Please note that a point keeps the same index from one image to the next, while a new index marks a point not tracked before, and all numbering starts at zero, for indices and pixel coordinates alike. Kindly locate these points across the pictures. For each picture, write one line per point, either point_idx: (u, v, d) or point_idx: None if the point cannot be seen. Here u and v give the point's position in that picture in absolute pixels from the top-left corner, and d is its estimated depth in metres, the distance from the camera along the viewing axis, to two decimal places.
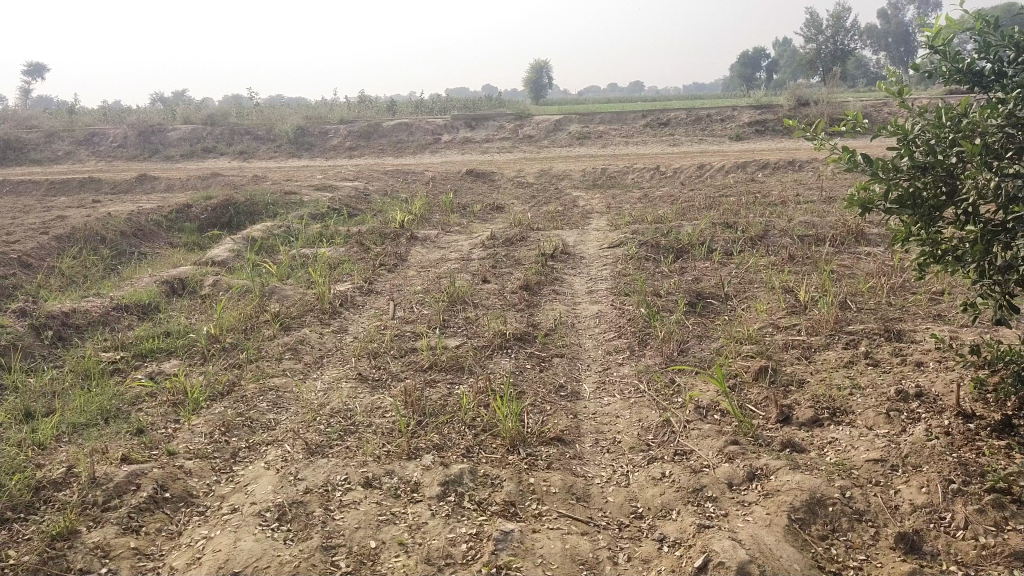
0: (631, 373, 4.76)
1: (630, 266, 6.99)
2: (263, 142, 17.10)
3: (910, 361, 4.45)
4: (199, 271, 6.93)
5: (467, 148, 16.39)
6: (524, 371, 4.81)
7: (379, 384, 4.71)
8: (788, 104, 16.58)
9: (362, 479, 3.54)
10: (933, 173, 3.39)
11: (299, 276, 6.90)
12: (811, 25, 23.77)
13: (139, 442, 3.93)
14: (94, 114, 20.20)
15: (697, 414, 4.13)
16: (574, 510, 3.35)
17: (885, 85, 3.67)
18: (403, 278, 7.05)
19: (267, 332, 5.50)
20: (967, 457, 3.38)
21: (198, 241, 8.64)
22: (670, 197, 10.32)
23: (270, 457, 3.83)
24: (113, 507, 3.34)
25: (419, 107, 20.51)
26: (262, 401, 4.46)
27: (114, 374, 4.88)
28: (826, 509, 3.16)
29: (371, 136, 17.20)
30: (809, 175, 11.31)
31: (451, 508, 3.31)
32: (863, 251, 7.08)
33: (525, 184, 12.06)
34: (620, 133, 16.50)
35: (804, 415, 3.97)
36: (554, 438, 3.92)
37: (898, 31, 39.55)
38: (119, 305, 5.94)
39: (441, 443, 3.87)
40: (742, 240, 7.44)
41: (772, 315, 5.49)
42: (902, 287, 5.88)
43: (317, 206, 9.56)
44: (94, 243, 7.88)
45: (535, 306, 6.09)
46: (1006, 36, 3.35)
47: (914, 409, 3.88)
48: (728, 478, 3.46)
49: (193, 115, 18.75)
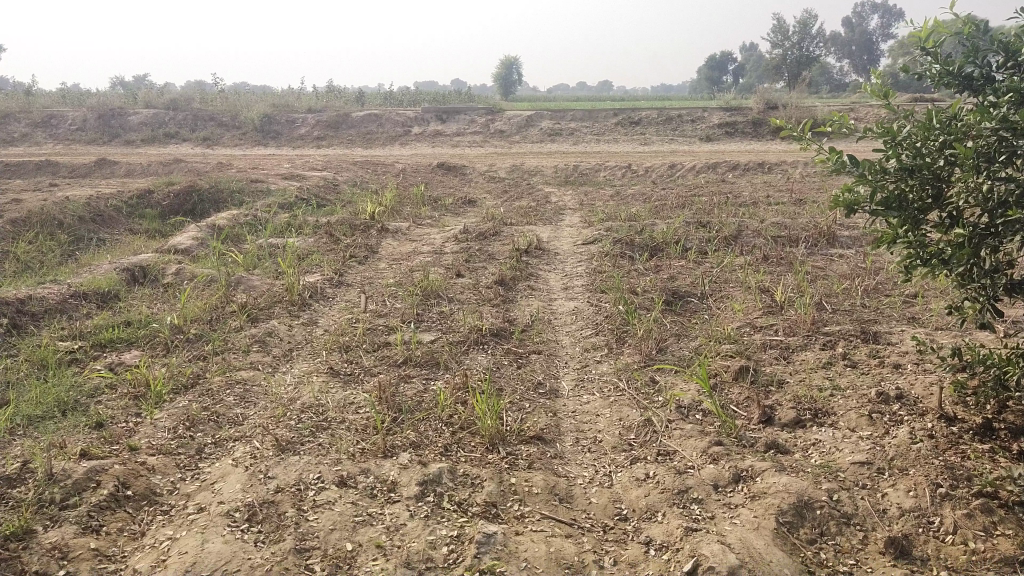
0: (610, 371, 4.68)
1: (605, 263, 6.92)
2: (228, 128, 16.69)
3: (888, 363, 4.45)
4: (162, 259, 6.68)
5: (438, 141, 16.19)
6: (502, 368, 4.70)
7: (351, 379, 4.55)
8: (757, 106, 16.70)
9: (336, 478, 3.39)
10: (920, 175, 3.34)
11: (267, 266, 6.69)
12: (779, 30, 24.02)
13: (99, 437, 3.73)
14: (51, 96, 19.53)
15: (678, 413, 4.06)
16: (557, 511, 3.25)
17: (870, 87, 3.59)
18: (374, 271, 6.88)
19: (233, 323, 5.30)
20: (952, 461, 3.38)
21: (161, 228, 8.34)
22: (643, 195, 10.28)
23: (238, 454, 3.66)
24: (72, 505, 3.14)
25: (388, 98, 20.23)
26: (228, 395, 4.27)
27: (71, 364, 4.65)
28: (814, 512, 3.12)
29: (340, 126, 16.89)
30: (779, 177, 11.37)
31: (430, 508, 3.18)
32: (836, 253, 7.11)
33: (496, 179, 11.93)
34: (591, 131, 16.45)
35: (787, 416, 3.93)
36: (533, 437, 3.83)
37: (862, 39, 40.24)
38: (77, 293, 5.68)
39: (418, 441, 3.74)
40: (717, 240, 7.42)
41: (749, 314, 5.46)
42: (876, 288, 5.90)
43: (284, 195, 9.31)
44: (51, 227, 7.55)
45: (510, 301, 5.99)
46: (995, 40, 3.33)
47: (896, 411, 3.86)
48: (714, 480, 3.40)
49: (155, 99, 18.21)
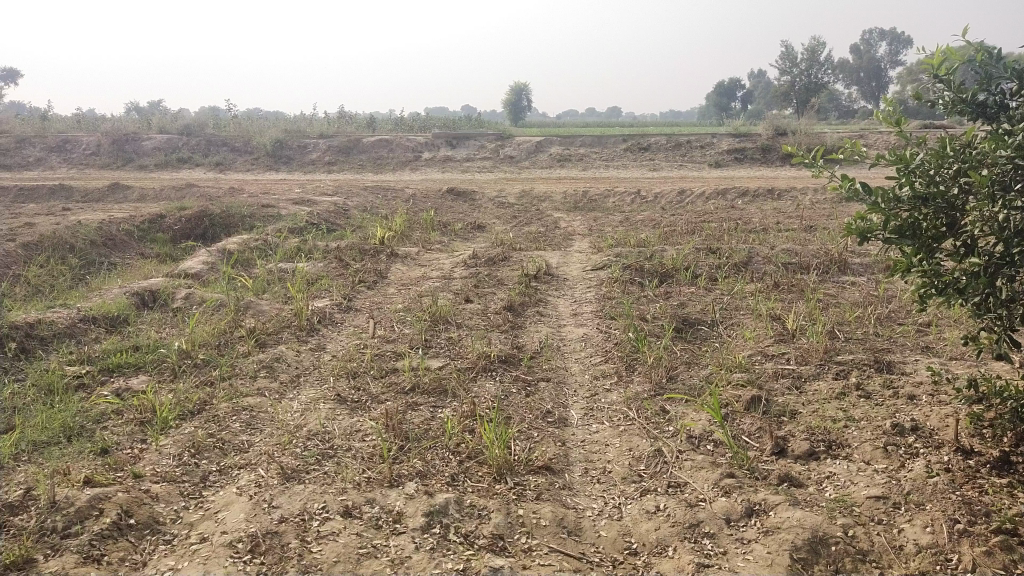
0: (620, 400, 4.62)
1: (615, 289, 6.88)
2: (240, 153, 16.85)
3: (902, 394, 4.38)
4: (171, 283, 6.70)
5: (448, 166, 16.27)
6: (510, 396, 4.65)
7: (358, 406, 4.51)
8: (766, 133, 16.71)
9: (341, 508, 3.35)
10: (934, 204, 3.29)
11: (276, 291, 6.70)
12: (787, 58, 24.13)
13: (104, 464, 3.71)
14: (68, 121, 19.82)
15: (689, 444, 4.00)
16: (566, 545, 3.19)
17: (882, 114, 3.55)
18: (382, 296, 6.87)
19: (241, 348, 5.28)
20: (970, 496, 3.31)
21: (171, 252, 8.38)
22: (652, 221, 10.26)
23: (242, 482, 3.62)
24: (74, 534, 3.10)
25: (399, 124, 20.39)
26: (234, 421, 4.24)
27: (78, 389, 4.63)
28: (829, 549, 3.05)
29: (350, 151, 17.02)
30: (788, 204, 11.34)
31: (436, 541, 3.13)
32: (847, 280, 7.06)
33: (506, 205, 11.95)
34: (600, 157, 16.50)
35: (800, 447, 3.86)
36: (542, 468, 3.77)
37: (871, 66, 40.40)
38: (86, 317, 5.69)
39: (424, 471, 3.70)
40: (727, 266, 7.37)
41: (760, 342, 5.40)
42: (889, 316, 5.83)
43: (295, 219, 9.35)
44: (63, 251, 7.59)
45: (519, 327, 5.95)
46: (1009, 67, 3.29)
47: (911, 443, 3.79)
48: (726, 513, 3.33)
49: (169, 124, 18.43)
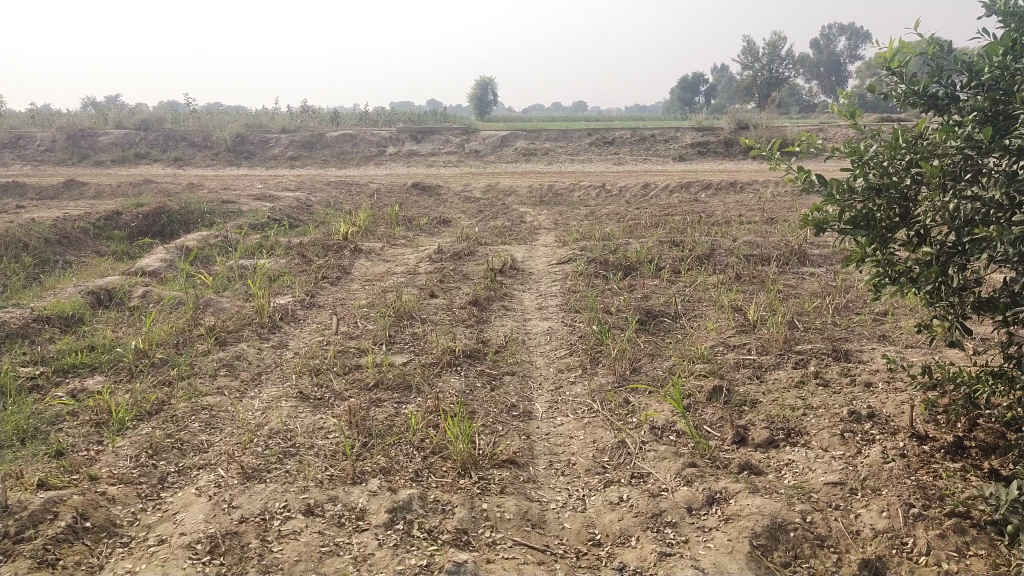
0: (584, 393, 4.64)
1: (579, 282, 6.90)
2: (200, 149, 16.55)
3: (859, 382, 4.46)
4: (128, 281, 6.55)
5: (413, 160, 16.17)
6: (475, 390, 4.64)
7: (321, 403, 4.46)
8: (728, 127, 16.90)
9: (303, 506, 3.31)
10: (888, 195, 3.35)
11: (237, 288, 6.59)
12: (749, 53, 24.45)
13: (58, 466, 3.62)
14: (20, 117, 19.25)
15: (652, 434, 4.03)
16: (530, 537, 3.20)
17: (837, 107, 3.60)
18: (346, 292, 6.80)
19: (201, 347, 5.19)
20: (924, 480, 3.39)
21: (128, 250, 8.20)
22: (617, 214, 10.31)
23: (202, 483, 3.56)
24: (27, 538, 3.01)
25: (363, 118, 20.19)
26: (194, 421, 4.17)
27: (32, 391, 4.51)
28: (788, 535, 3.10)
29: (313, 146, 16.81)
30: (751, 196, 11.50)
31: (399, 537, 3.11)
32: (807, 271, 7.17)
33: (471, 199, 11.92)
34: (565, 151, 16.53)
35: (760, 436, 3.91)
36: (506, 461, 3.78)
37: (830, 61, 41.13)
38: (39, 317, 5.53)
39: (388, 467, 3.67)
40: (690, 258, 7.44)
41: (722, 333, 5.46)
42: (847, 306, 5.94)
43: (256, 215, 9.21)
44: (15, 250, 7.38)
45: (484, 322, 5.94)
46: (958, 60, 3.36)
47: (868, 430, 3.87)
48: (688, 503, 3.37)
49: (126, 119, 18.02)
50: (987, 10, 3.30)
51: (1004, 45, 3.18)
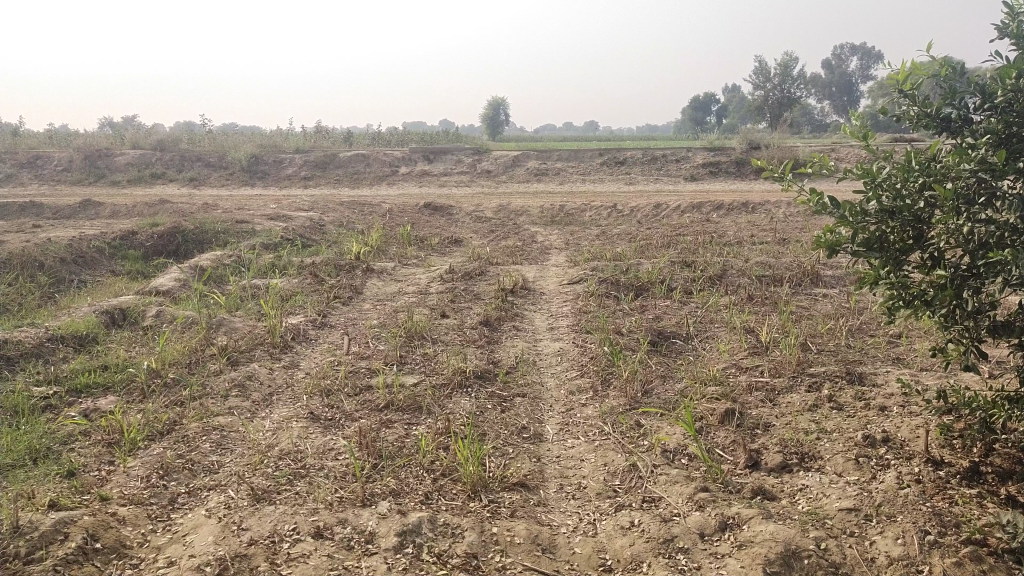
0: (595, 415, 4.61)
1: (591, 303, 6.89)
2: (214, 169, 16.72)
3: (874, 405, 4.41)
4: (141, 300, 6.60)
5: (425, 180, 16.27)
6: (485, 412, 4.62)
7: (332, 424, 4.46)
8: (740, 146, 16.90)
9: (312, 529, 3.30)
10: (901, 218, 3.28)
11: (249, 308, 6.62)
12: (761, 73, 24.52)
13: (69, 487, 3.63)
14: (39, 137, 19.56)
15: (664, 458, 4.01)
16: (540, 562, 3.17)
17: (849, 129, 3.57)
18: (358, 311, 6.82)
19: (212, 366, 5.21)
20: (940, 506, 3.35)
21: (143, 269, 8.27)
22: (629, 234, 10.30)
23: (212, 504, 3.56)
24: (37, 559, 3.01)
25: (376, 139, 20.34)
26: (205, 441, 4.17)
27: (46, 411, 4.53)
28: (802, 561, 3.07)
29: (327, 166, 16.94)
30: (762, 216, 11.48)
31: (409, 561, 3.10)
32: (819, 292, 7.13)
33: (483, 219, 11.96)
34: (577, 171, 16.58)
35: (773, 460, 3.88)
36: (517, 484, 3.76)
37: (842, 81, 41.25)
38: (53, 336, 5.58)
39: (398, 489, 3.66)
40: (702, 279, 7.42)
41: (734, 355, 5.42)
42: (860, 328, 5.90)
43: (269, 235, 9.26)
44: (32, 269, 7.47)
45: (495, 342, 5.93)
46: (972, 82, 3.33)
47: (883, 454, 3.82)
48: (700, 528, 3.33)
49: (142, 139, 18.26)
50: (999, 32, 3.26)
51: (1019, 68, 3.14)
